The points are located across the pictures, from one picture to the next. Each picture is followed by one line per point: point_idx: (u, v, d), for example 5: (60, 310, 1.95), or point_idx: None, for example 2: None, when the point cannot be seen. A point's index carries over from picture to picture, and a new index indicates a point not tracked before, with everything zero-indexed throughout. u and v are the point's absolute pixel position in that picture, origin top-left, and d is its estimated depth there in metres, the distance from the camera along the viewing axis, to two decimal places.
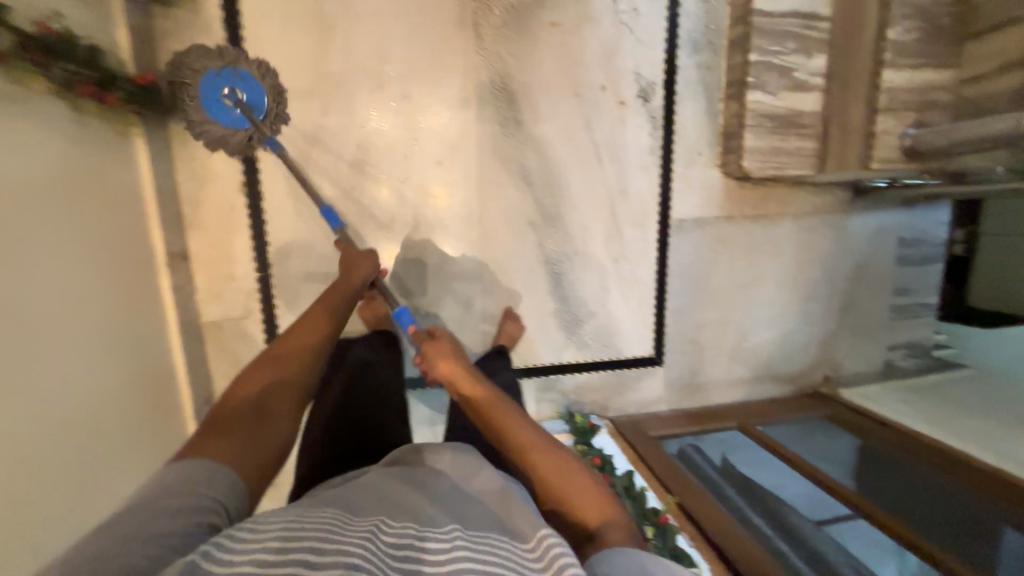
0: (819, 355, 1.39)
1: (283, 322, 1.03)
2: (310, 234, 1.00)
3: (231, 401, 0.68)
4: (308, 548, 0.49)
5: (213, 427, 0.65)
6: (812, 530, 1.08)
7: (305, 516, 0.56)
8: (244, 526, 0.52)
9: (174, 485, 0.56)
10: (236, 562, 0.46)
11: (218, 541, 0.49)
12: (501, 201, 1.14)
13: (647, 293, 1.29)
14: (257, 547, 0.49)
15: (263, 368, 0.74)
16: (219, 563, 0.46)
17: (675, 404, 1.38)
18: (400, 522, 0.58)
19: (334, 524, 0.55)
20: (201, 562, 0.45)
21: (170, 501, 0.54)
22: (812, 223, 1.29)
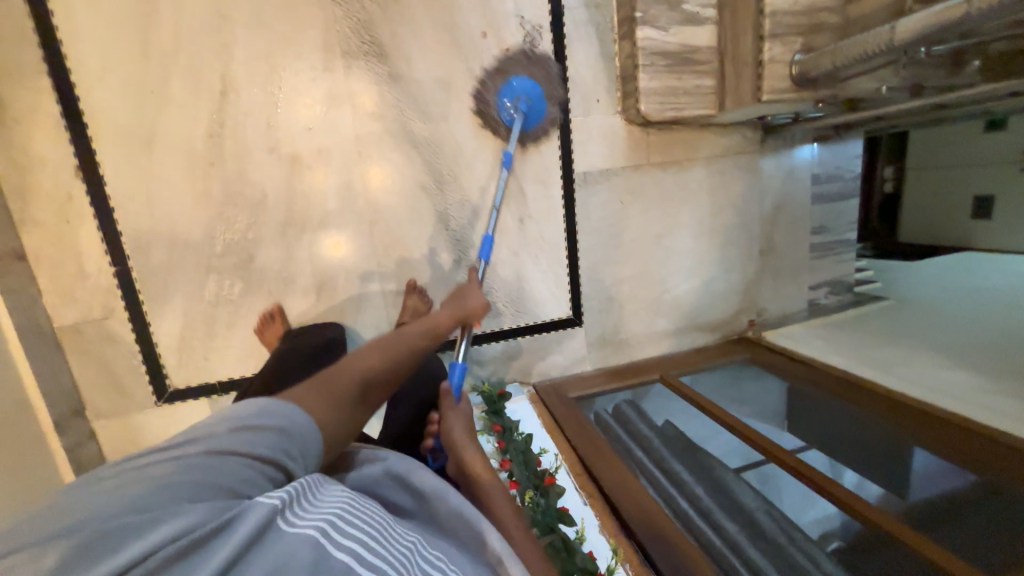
0: (743, 299, 1.47)
1: (154, 316, 1.00)
2: (180, 218, 0.98)
3: (350, 368, 0.65)
4: (362, 539, 0.49)
5: (319, 385, 0.62)
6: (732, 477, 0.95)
7: (359, 506, 0.55)
8: (318, 496, 0.53)
9: (275, 428, 0.54)
10: (304, 526, 0.47)
11: (298, 502, 0.50)
12: (386, 167, 1.08)
13: (559, 252, 1.24)
14: (327, 518, 0.49)
15: (381, 350, 0.70)
16: (291, 522, 0.47)
17: (598, 362, 1.33)
18: (432, 553, 0.56)
19: (385, 528, 0.55)
20: (278, 512, 0.47)
21: (265, 438, 0.53)
22: (721, 166, 1.33)
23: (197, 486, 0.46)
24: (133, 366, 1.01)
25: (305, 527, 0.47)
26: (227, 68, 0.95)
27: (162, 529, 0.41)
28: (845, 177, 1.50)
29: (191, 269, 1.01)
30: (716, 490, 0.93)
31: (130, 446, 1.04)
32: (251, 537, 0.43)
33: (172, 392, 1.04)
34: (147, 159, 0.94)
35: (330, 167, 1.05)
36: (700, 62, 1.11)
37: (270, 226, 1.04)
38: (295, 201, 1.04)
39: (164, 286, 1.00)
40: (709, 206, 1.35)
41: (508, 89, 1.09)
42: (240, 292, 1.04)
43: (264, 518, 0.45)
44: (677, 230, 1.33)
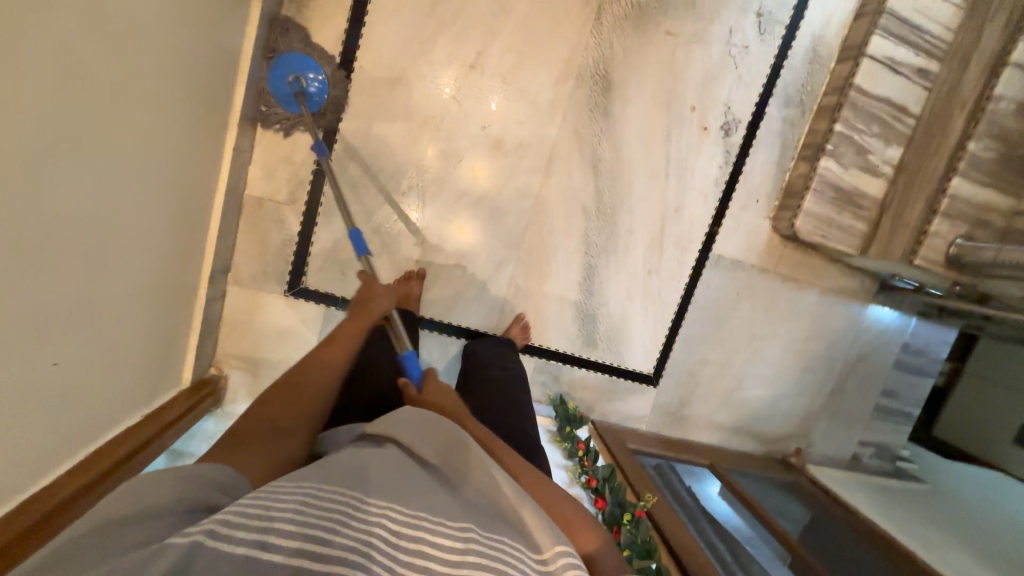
0: (799, 425, 1.51)
1: (322, 219, 1.09)
2: (386, 149, 1.09)
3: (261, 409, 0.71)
4: (316, 537, 0.47)
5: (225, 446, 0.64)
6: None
7: (308, 494, 0.52)
8: (247, 500, 0.50)
9: (163, 479, 0.52)
10: (235, 546, 0.44)
11: (224, 519, 0.46)
12: (563, 179, 1.19)
13: (666, 313, 1.31)
14: (260, 529, 0.46)
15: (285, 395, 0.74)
16: (219, 544, 0.44)
17: (653, 426, 1.38)
18: (416, 510, 0.56)
19: (342, 506, 0.52)
20: (197, 546, 0.43)
21: (150, 495, 0.49)
22: (833, 300, 1.41)
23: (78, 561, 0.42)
24: (285, 253, 1.10)
25: (240, 549, 0.44)
26: (485, 49, 1.08)
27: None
28: (929, 357, 1.57)
29: (373, 194, 1.10)
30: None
31: (246, 319, 1.11)
32: (170, 570, 0.39)
33: (302, 289, 1.12)
34: (389, 94, 1.07)
35: (519, 161, 1.15)
36: (862, 207, 1.22)
37: (450, 186, 1.14)
38: (478, 176, 1.14)
39: (344, 197, 1.09)
40: (806, 329, 1.42)
41: (281, 64, 0.97)
42: (399, 230, 1.13)
43: (178, 558, 0.41)
44: (772, 339, 1.40)
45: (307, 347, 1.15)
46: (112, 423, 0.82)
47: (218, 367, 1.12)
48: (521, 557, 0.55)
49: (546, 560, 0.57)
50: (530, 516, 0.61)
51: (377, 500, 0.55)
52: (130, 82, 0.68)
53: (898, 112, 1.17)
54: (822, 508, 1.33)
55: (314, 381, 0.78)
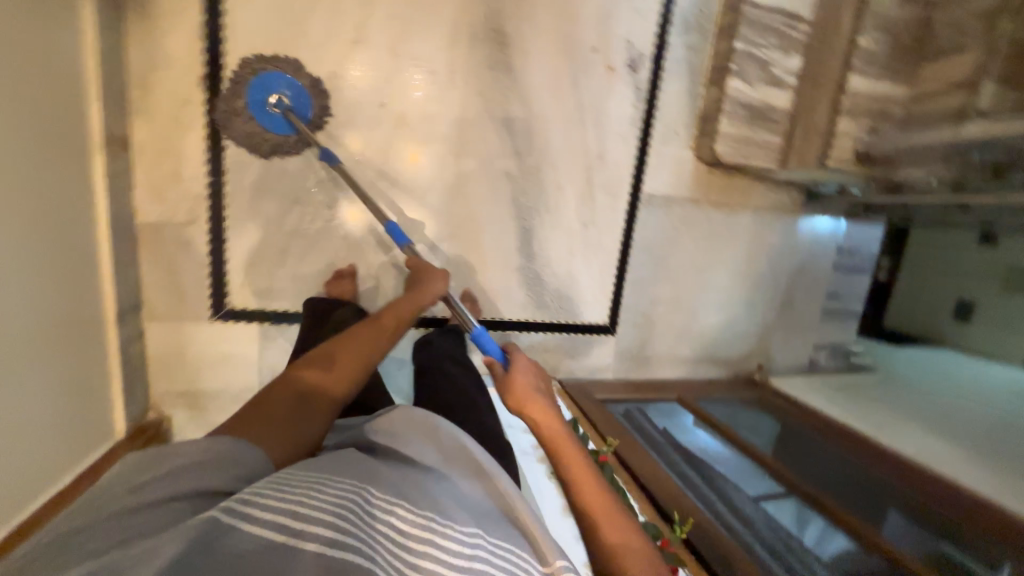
0: (757, 343, 1.57)
1: (230, 233, 1.02)
2: (283, 146, 1.02)
3: (274, 399, 0.73)
4: (330, 523, 0.53)
5: (259, 418, 0.70)
6: (743, 497, 0.97)
7: (329, 488, 0.59)
8: (274, 486, 0.57)
9: (196, 466, 0.59)
10: (258, 526, 0.51)
11: (250, 502, 0.53)
12: (480, 145, 1.15)
13: (610, 261, 1.32)
14: (281, 513, 0.53)
15: (311, 375, 0.78)
16: (235, 520, 0.51)
17: (620, 373, 1.40)
18: (425, 511, 0.61)
19: (357, 503, 0.58)
20: (217, 518, 0.50)
21: (175, 481, 0.57)
22: (765, 217, 1.45)
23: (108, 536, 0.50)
24: (199, 277, 1.02)
25: (260, 532, 0.50)
26: (365, 20, 1.01)
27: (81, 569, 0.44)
28: (863, 254, 1.65)
29: (279, 197, 1.04)
30: (724, 498, 0.94)
31: (174, 354, 1.04)
32: (185, 546, 0.46)
33: (228, 311, 1.06)
34: (269, 87, 0.99)
35: (428, 135, 1.11)
36: (774, 121, 1.24)
37: (362, 174, 1.08)
38: (389, 159, 1.09)
39: (248, 205, 1.02)
40: (747, 251, 1.46)
41: (257, 84, 0.96)
42: (318, 229, 1.07)
43: (203, 535, 0.48)
44: (716, 267, 1.43)
45: (249, 370, 1.09)
46: (35, 490, 0.76)
47: (157, 410, 1.05)
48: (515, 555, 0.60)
49: (544, 559, 0.61)
50: (525, 516, 0.66)
51: (386, 502, 0.61)
52: None
53: (791, 21, 1.18)
54: (789, 419, 1.38)
55: (341, 363, 0.82)
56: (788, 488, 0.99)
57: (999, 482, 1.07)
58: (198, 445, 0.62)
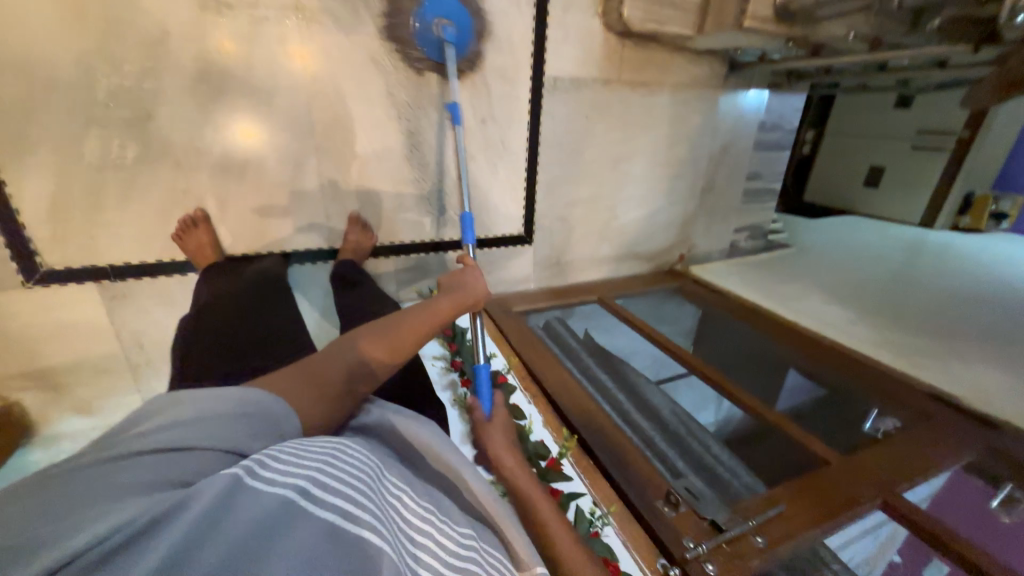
0: (679, 234, 1.55)
1: (8, 175, 0.78)
2: (40, 44, 0.74)
3: (328, 363, 0.60)
4: (346, 491, 0.45)
5: (304, 377, 0.58)
6: (649, 386, 1.00)
7: (343, 460, 0.50)
8: (293, 451, 0.48)
9: (222, 417, 0.48)
10: (281, 484, 0.42)
11: (272, 463, 0.44)
12: (331, 25, 0.90)
13: (518, 162, 1.18)
14: (303, 478, 0.44)
15: (376, 343, 0.65)
16: (261, 482, 0.41)
17: (542, 282, 1.35)
18: (424, 506, 0.53)
19: (369, 478, 0.50)
20: (241, 477, 0.41)
21: (181, 431, 0.45)
22: (685, 95, 1.32)
23: (98, 493, 0.38)
24: None
25: (275, 488, 0.41)
26: None
27: (91, 524, 0.34)
28: (784, 129, 1.59)
29: (61, 118, 0.78)
30: (632, 395, 0.95)
31: None
32: (211, 506, 0.37)
33: (49, 274, 0.86)
34: None
35: (260, 15, 0.85)
36: None
37: (174, 76, 0.82)
38: (210, 54, 0.84)
39: (19, 134, 0.77)
40: (667, 136, 1.35)
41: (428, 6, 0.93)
42: (136, 158, 0.84)
43: (223, 491, 0.39)
44: (635, 157, 1.33)
45: (105, 337, 0.93)
46: None
47: (2, 397, 0.90)
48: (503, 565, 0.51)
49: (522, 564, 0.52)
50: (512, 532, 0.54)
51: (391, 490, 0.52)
52: None
53: None
54: (705, 301, 1.41)
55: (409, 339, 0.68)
56: (691, 368, 1.01)
57: (875, 340, 1.17)
58: (215, 393, 0.50)
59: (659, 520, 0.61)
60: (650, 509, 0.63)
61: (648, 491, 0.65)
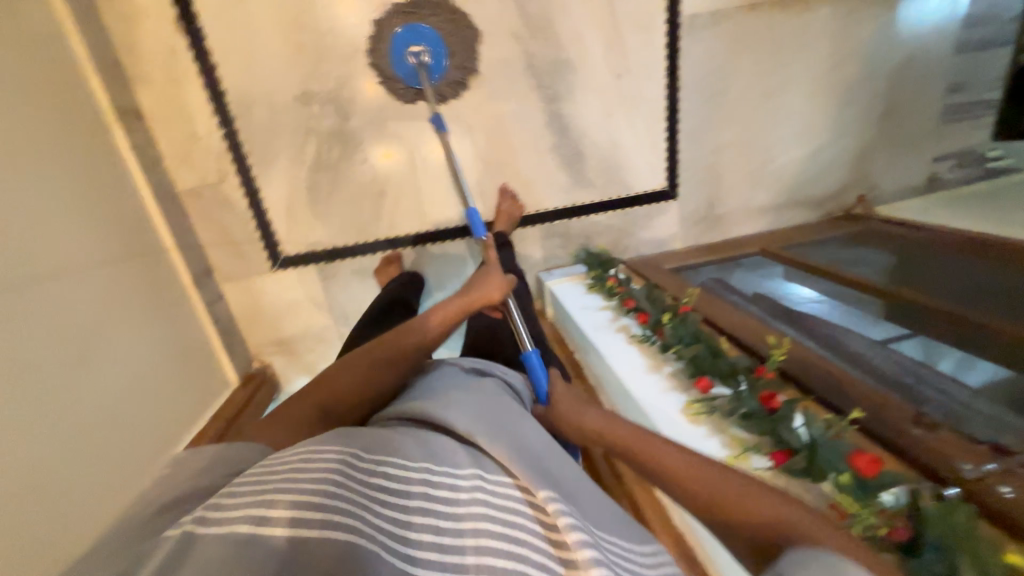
0: (854, 170, 1.32)
1: (261, 181, 1.02)
2: (278, 75, 0.96)
3: (297, 405, 0.62)
4: (304, 506, 0.40)
5: (278, 420, 0.60)
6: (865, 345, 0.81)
7: (300, 467, 0.45)
8: (249, 478, 0.45)
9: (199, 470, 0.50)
10: (229, 523, 0.39)
11: (224, 508, 0.41)
12: (477, 11, 1.00)
13: (657, 113, 1.14)
14: (256, 509, 0.40)
15: (343, 373, 0.65)
16: (207, 527, 0.39)
17: (690, 239, 1.27)
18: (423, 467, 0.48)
19: (341, 473, 0.44)
20: (191, 532, 0.39)
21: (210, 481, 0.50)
22: (851, 3, 1.14)
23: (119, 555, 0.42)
24: (249, 231, 1.06)
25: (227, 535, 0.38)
26: None
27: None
28: None
29: (292, 131, 1.00)
30: (825, 341, 0.83)
31: (254, 308, 1.12)
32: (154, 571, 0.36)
33: (286, 258, 1.09)
34: (243, 9, 0.91)
35: (420, 16, 0.97)
36: None
37: (363, 83, 1.00)
38: (385, 59, 0.99)
39: (267, 147, 1.00)
40: (829, 55, 1.17)
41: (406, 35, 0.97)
42: (339, 157, 1.04)
43: (172, 551, 0.37)
44: (790, 88, 1.19)
45: (322, 309, 1.15)
46: (176, 437, 0.89)
47: (259, 360, 1.16)
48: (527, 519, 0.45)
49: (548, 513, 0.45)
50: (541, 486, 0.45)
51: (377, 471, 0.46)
52: None
53: None
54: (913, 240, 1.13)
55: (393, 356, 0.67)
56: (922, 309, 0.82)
57: None
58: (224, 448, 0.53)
59: (912, 441, 0.50)
60: (896, 430, 0.52)
61: (885, 413, 0.54)
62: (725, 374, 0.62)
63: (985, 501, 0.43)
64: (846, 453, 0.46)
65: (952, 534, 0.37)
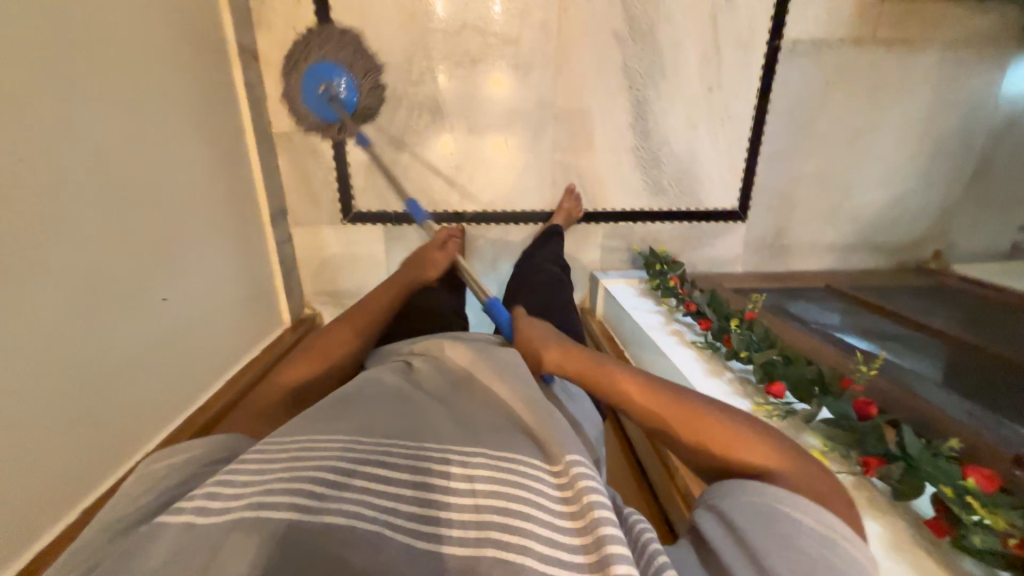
0: (934, 224, 1.28)
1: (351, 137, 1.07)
2: (387, 39, 1.01)
3: (257, 400, 0.60)
4: (304, 485, 0.40)
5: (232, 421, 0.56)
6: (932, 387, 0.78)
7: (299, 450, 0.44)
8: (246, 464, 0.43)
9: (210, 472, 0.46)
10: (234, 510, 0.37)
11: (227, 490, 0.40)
12: (585, 6, 1.02)
13: (741, 132, 1.14)
14: (258, 488, 0.39)
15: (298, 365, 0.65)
16: (214, 515, 0.37)
17: (751, 265, 1.25)
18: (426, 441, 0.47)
19: (343, 453, 0.44)
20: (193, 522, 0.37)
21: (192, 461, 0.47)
22: (960, 53, 1.11)
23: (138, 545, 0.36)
24: (329, 181, 1.10)
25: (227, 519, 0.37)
26: None
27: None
28: None
29: (389, 93, 1.04)
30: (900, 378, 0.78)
31: (317, 256, 1.16)
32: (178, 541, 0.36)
33: (356, 214, 1.13)
34: None
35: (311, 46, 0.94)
36: None
37: (462, 58, 1.04)
38: (489, 38, 1.03)
39: (363, 106, 1.05)
40: (928, 102, 1.15)
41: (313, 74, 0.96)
42: (426, 125, 1.08)
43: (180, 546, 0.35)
44: (881, 129, 1.16)
45: (379, 269, 1.18)
46: (229, 362, 0.91)
47: (310, 307, 1.20)
48: (539, 484, 0.43)
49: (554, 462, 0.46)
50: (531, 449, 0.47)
51: (379, 445, 0.46)
52: (116, 22, 0.68)
53: None
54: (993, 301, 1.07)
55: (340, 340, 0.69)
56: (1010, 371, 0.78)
57: None
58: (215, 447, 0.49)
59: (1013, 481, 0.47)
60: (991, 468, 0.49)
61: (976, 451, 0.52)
62: (799, 386, 0.57)
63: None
64: (959, 469, 0.43)
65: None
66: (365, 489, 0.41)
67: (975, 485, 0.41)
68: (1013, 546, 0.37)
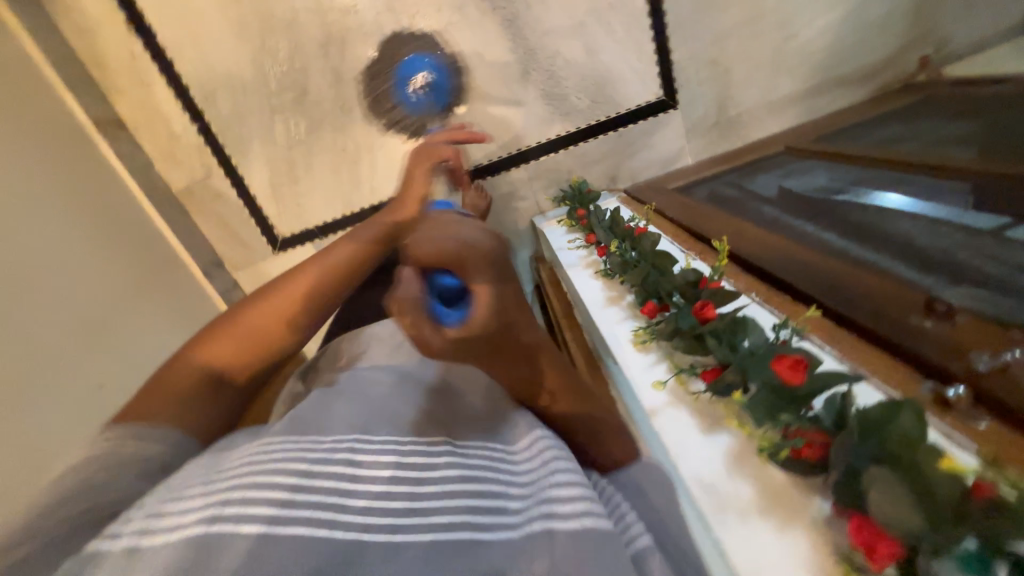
0: (914, 25, 1.05)
1: (243, 168, 1.05)
2: (232, 57, 0.97)
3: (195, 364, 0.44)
4: (268, 478, 0.33)
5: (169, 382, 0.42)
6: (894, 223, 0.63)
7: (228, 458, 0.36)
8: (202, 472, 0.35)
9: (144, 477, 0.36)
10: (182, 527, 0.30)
11: (165, 499, 0.32)
12: None
13: (635, 8, 0.99)
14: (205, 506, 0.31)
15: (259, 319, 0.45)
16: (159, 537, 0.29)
17: (701, 151, 1.11)
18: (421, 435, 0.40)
19: (301, 439, 0.37)
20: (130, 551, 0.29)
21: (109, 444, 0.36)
22: None
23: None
24: (245, 218, 1.10)
25: (169, 537, 0.29)
26: None
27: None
28: None
29: (258, 111, 1.01)
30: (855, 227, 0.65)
31: None
32: None
33: (283, 241, 1.13)
34: None
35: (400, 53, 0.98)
36: None
37: (312, 47, 0.97)
38: (329, 16, 0.96)
39: (240, 134, 1.02)
40: None
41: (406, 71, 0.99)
42: (307, 129, 1.03)
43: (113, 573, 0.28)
44: None
45: None
46: None
47: None
48: (511, 478, 0.39)
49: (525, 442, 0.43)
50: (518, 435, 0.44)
51: (345, 426, 0.39)
52: None
53: None
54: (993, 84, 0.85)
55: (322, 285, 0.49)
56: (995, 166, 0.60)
57: None
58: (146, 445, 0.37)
59: (905, 333, 0.40)
60: (894, 324, 0.42)
61: (888, 310, 0.43)
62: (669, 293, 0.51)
63: (986, 389, 0.34)
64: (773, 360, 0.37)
65: (880, 443, 0.29)
66: (342, 470, 0.35)
67: (780, 383, 0.35)
68: (798, 452, 0.34)
